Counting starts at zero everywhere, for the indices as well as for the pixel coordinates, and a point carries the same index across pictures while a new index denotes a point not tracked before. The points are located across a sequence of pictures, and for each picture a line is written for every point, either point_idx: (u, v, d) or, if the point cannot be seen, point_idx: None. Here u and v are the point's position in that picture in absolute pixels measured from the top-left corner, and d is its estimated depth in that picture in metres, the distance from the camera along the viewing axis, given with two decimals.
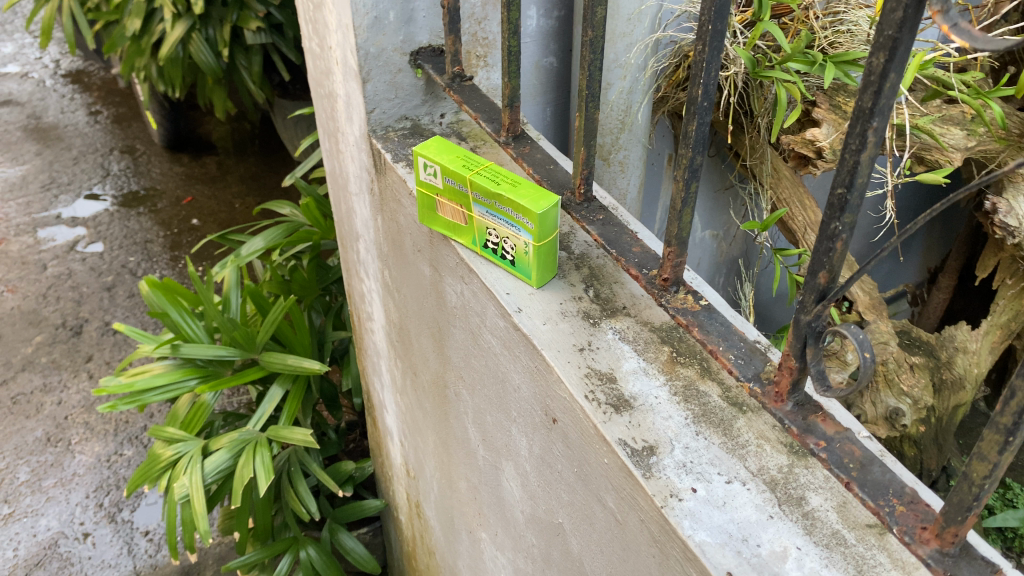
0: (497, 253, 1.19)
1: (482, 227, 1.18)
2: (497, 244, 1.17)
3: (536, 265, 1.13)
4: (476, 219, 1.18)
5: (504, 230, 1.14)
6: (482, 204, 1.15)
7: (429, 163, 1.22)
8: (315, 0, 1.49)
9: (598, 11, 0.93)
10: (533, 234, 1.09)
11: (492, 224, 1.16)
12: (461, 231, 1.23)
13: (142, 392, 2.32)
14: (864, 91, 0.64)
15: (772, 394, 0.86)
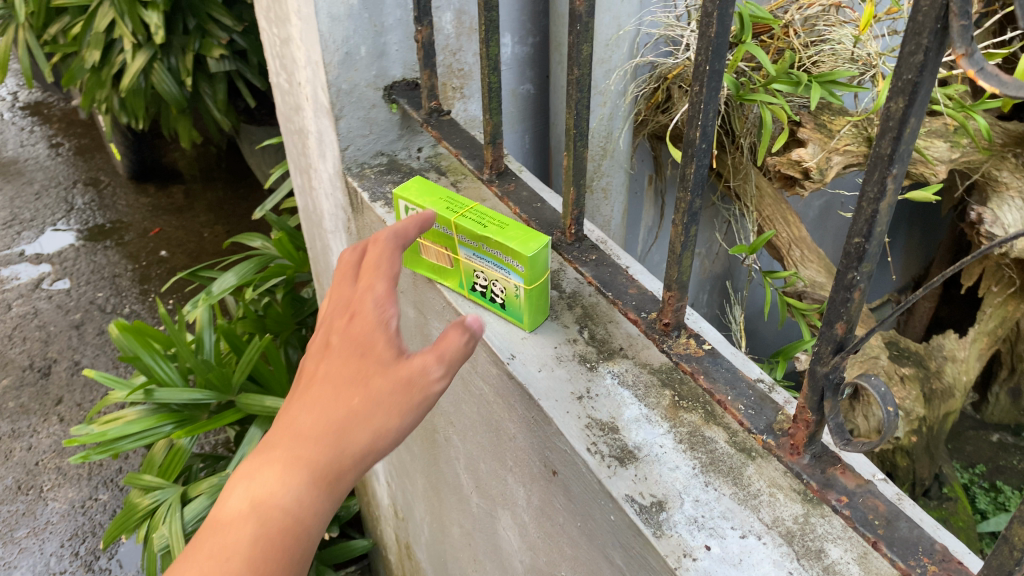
0: (486, 297, 1.14)
1: (470, 272, 1.14)
2: (486, 287, 1.13)
3: (527, 309, 1.09)
4: (462, 263, 1.14)
5: (493, 273, 1.10)
6: (469, 248, 1.11)
7: (410, 206, 1.17)
8: (282, 35, 1.44)
9: (583, 49, 0.89)
10: (523, 278, 1.05)
11: (479, 268, 1.11)
12: (447, 275, 1.18)
13: (116, 440, 2.24)
14: (881, 137, 0.60)
15: (787, 447, 0.81)
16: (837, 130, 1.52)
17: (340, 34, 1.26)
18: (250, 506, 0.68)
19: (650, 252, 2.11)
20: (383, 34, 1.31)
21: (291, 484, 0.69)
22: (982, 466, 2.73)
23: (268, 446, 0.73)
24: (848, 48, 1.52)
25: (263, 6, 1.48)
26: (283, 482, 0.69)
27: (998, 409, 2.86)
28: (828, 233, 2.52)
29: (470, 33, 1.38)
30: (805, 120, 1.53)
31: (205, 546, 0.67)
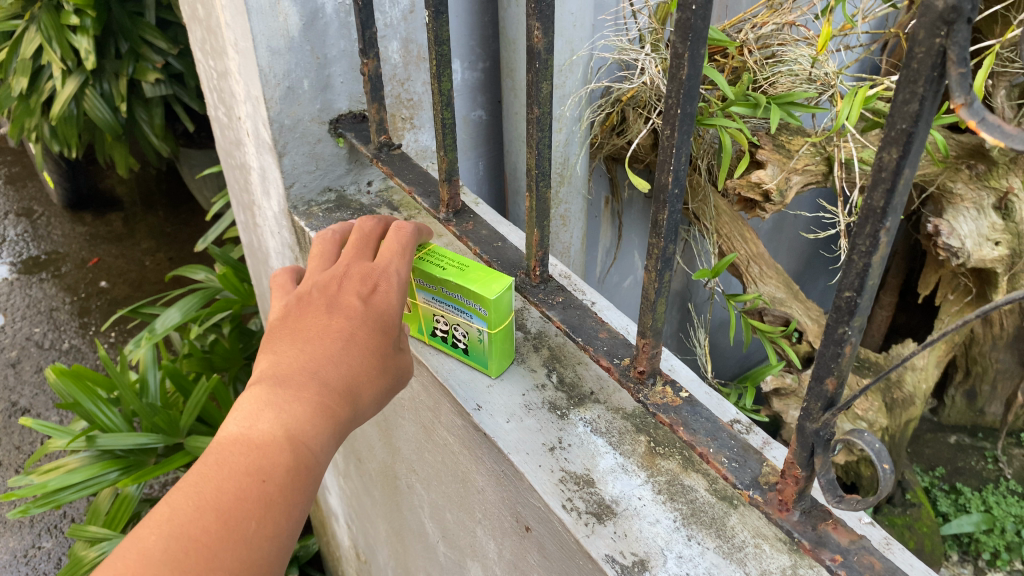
0: (447, 339, 1.09)
1: (429, 313, 1.09)
2: (448, 329, 1.08)
3: (493, 351, 1.04)
4: (421, 305, 1.09)
5: (454, 314, 1.05)
6: (426, 291, 1.05)
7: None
8: (219, 68, 1.37)
9: (543, 87, 0.84)
10: (486, 320, 1.00)
11: (439, 308, 1.06)
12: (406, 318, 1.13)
13: (57, 492, 2.12)
14: (872, 188, 0.56)
15: (776, 503, 0.77)
16: (796, 149, 1.55)
17: (281, 68, 1.19)
18: (287, 436, 0.73)
19: (609, 272, 2.08)
20: (326, 66, 1.25)
21: (319, 431, 0.76)
22: (942, 468, 2.74)
23: (288, 380, 0.78)
24: (805, 68, 1.51)
25: (198, 38, 1.41)
26: (320, 420, 0.76)
27: (954, 411, 2.89)
28: (782, 243, 2.51)
29: (418, 62, 1.33)
30: (764, 142, 1.56)
31: (241, 460, 0.70)
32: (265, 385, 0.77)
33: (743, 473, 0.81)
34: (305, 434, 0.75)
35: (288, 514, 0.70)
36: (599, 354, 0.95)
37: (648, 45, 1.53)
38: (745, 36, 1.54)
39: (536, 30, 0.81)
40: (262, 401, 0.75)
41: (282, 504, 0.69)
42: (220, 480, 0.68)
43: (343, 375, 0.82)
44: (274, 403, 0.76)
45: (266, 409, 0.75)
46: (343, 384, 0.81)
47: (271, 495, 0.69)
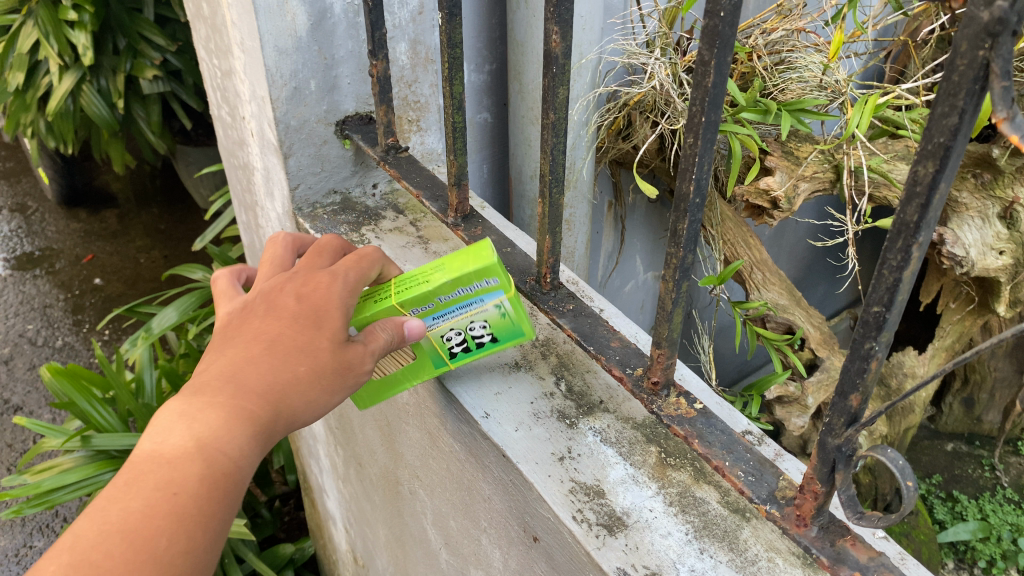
0: (473, 345, 0.97)
1: (440, 339, 0.96)
2: (463, 334, 0.96)
3: (518, 313, 0.93)
4: (428, 338, 0.95)
5: (465, 312, 0.93)
6: (426, 312, 0.92)
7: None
8: (224, 67, 1.35)
9: (559, 92, 0.83)
10: (498, 284, 0.89)
11: (446, 323, 0.94)
12: (421, 369, 0.98)
13: (51, 492, 2.10)
14: (906, 203, 0.55)
15: (793, 518, 0.76)
16: (804, 156, 1.55)
17: (287, 68, 1.17)
18: (198, 446, 0.71)
19: (612, 277, 2.07)
20: (333, 67, 1.23)
21: (236, 434, 0.73)
22: (939, 476, 2.73)
23: (206, 388, 0.76)
24: (816, 74, 1.51)
25: (203, 36, 1.39)
26: (235, 426, 0.74)
27: (952, 418, 2.88)
28: (784, 246, 2.50)
29: (427, 64, 1.32)
30: (773, 149, 1.56)
31: (149, 476, 0.68)
32: (179, 397, 0.75)
33: (759, 487, 0.80)
34: (215, 444, 0.72)
35: (198, 528, 0.67)
36: (611, 364, 0.94)
37: (657, 49, 1.52)
38: (755, 41, 1.56)
39: (554, 34, 0.80)
40: (176, 413, 0.73)
41: (188, 518, 0.67)
42: (126, 502, 0.66)
43: (269, 378, 0.78)
44: (187, 413, 0.73)
45: (178, 420, 0.72)
46: (267, 387, 0.78)
47: (178, 511, 0.67)
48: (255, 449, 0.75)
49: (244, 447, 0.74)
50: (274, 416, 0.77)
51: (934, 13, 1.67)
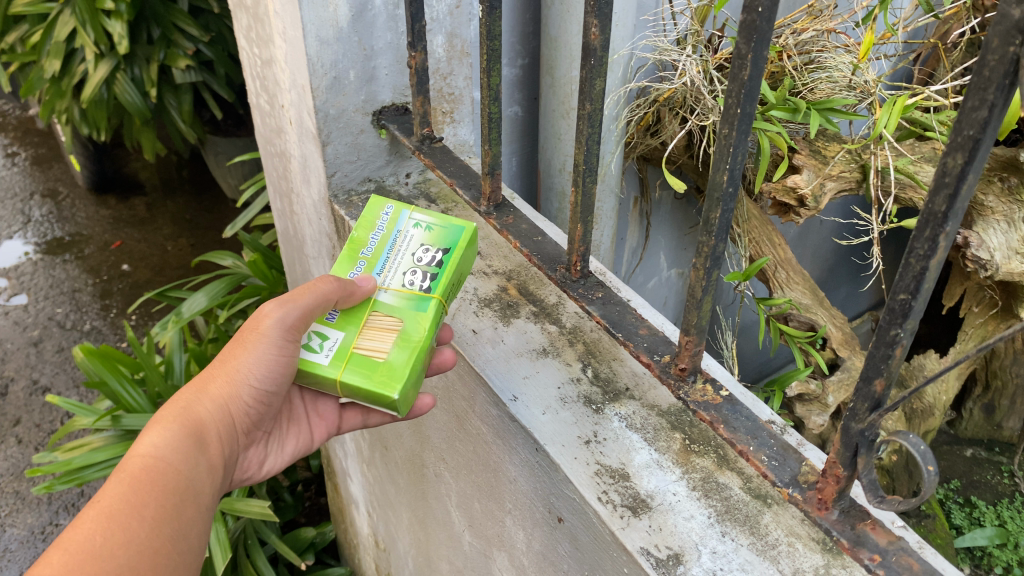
0: (437, 269, 0.97)
1: (404, 286, 0.96)
2: (420, 264, 0.98)
3: (436, 219, 1.01)
4: (392, 291, 0.96)
5: (397, 249, 1.00)
6: (368, 271, 0.98)
7: (310, 337, 0.94)
8: (265, 56, 1.39)
9: (596, 84, 0.86)
10: (393, 210, 1.04)
11: (395, 270, 0.98)
12: (410, 322, 0.93)
13: (80, 469, 2.14)
14: (934, 193, 0.57)
15: (815, 501, 0.79)
16: (832, 156, 1.57)
17: (328, 58, 1.21)
18: None
19: (636, 271, 2.09)
20: (372, 58, 1.26)
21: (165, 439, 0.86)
22: (958, 481, 2.72)
23: None
24: (845, 75, 1.52)
25: (244, 26, 1.43)
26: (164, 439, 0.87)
27: (972, 424, 2.88)
28: (807, 248, 2.51)
29: (462, 57, 1.35)
30: (801, 147, 1.59)
31: None
32: None
33: (782, 471, 0.83)
34: (137, 449, 0.81)
35: (129, 519, 0.73)
36: (639, 351, 0.97)
37: (688, 46, 1.55)
38: (785, 41, 1.58)
39: (593, 27, 0.83)
40: None
41: (116, 514, 0.73)
42: None
43: (193, 398, 0.90)
44: None
45: None
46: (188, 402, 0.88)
47: None
48: (180, 441, 0.84)
49: (169, 443, 0.82)
50: (199, 418, 0.88)
51: (964, 16, 1.68)
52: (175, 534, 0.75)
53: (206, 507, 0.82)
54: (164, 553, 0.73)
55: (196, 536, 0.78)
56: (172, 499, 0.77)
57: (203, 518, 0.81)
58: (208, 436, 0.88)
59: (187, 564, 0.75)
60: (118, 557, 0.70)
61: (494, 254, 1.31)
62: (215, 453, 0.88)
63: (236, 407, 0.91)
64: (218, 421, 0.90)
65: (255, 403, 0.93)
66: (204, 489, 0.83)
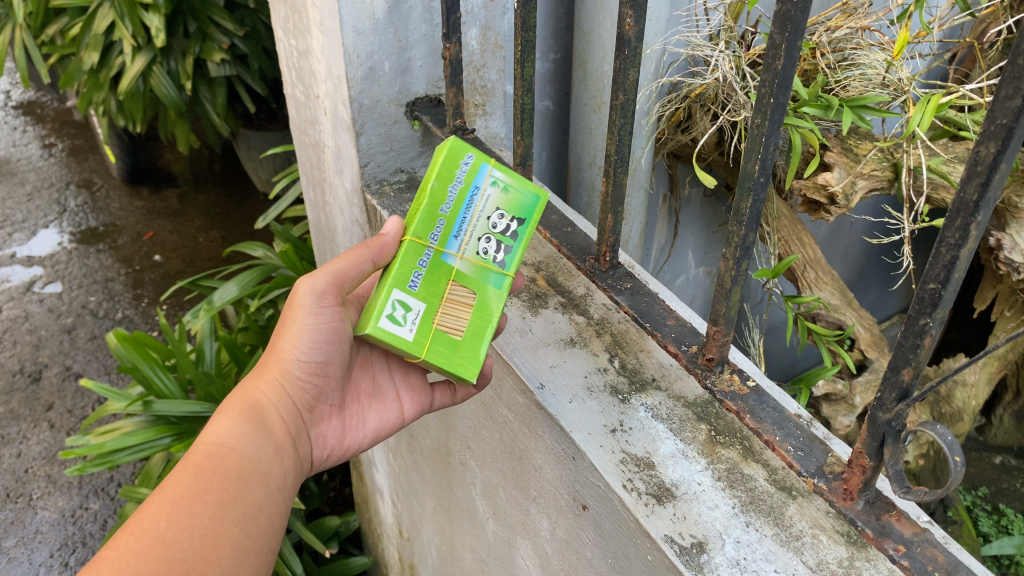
0: (510, 241, 0.95)
1: (480, 255, 0.94)
2: (496, 231, 0.95)
3: (514, 179, 0.95)
4: (468, 261, 0.94)
5: (476, 210, 0.94)
6: (446, 233, 0.93)
7: (393, 306, 0.89)
8: (301, 47, 1.41)
9: (630, 73, 0.90)
10: (474, 158, 0.94)
11: (471, 233, 0.94)
12: (487, 299, 0.94)
13: (113, 452, 2.20)
14: (967, 182, 0.58)
15: (840, 492, 0.86)
16: (863, 154, 1.58)
17: (364, 49, 1.22)
18: None
19: (664, 268, 2.10)
20: (407, 49, 1.28)
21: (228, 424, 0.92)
22: (986, 488, 2.66)
23: None
24: (879, 72, 1.52)
25: (282, 17, 1.45)
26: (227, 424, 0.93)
27: (1002, 431, 2.83)
28: (837, 249, 2.50)
29: (495, 50, 1.36)
30: (832, 145, 1.59)
31: None
32: None
33: (807, 461, 0.91)
34: (201, 440, 0.87)
35: (191, 506, 0.78)
36: (668, 341, 1.05)
37: (721, 42, 1.56)
38: (818, 38, 1.58)
39: (628, 18, 0.86)
40: None
41: (179, 501, 0.78)
42: None
43: (252, 384, 0.96)
44: None
45: None
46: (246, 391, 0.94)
47: None
48: (242, 425, 0.90)
49: (230, 429, 0.88)
50: (258, 402, 0.94)
51: (1001, 16, 1.66)
52: (239, 515, 0.81)
53: (271, 486, 0.87)
54: (227, 536, 0.79)
55: (262, 514, 0.83)
56: (234, 484, 0.83)
57: (268, 498, 0.86)
58: (269, 416, 0.93)
59: (252, 545, 0.81)
60: (182, 543, 0.75)
61: (523, 245, 1.33)
62: (279, 431, 0.94)
63: (292, 386, 0.97)
64: (277, 401, 0.95)
65: (311, 379, 0.99)
66: (269, 466, 0.89)
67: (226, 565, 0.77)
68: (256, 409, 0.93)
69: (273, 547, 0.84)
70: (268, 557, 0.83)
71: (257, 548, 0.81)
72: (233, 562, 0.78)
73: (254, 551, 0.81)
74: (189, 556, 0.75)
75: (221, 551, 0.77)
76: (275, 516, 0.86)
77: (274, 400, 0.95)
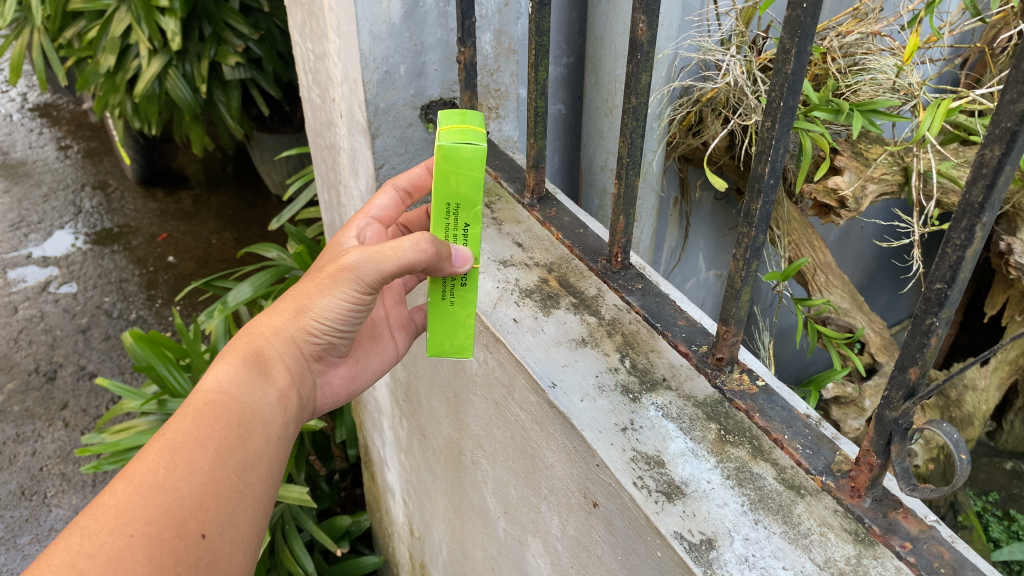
0: None
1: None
2: None
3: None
4: None
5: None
6: None
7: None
8: (317, 51, 1.43)
9: (642, 77, 0.92)
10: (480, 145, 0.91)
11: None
12: None
13: (128, 451, 2.22)
14: (972, 184, 0.60)
15: (848, 489, 0.88)
16: (874, 158, 1.59)
17: (380, 52, 1.24)
18: None
19: (674, 271, 2.11)
20: (422, 53, 1.30)
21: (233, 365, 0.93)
22: (997, 494, 2.65)
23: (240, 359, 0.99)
24: (889, 77, 1.53)
25: (299, 21, 1.47)
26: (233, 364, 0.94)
27: (1012, 437, 2.83)
28: (848, 253, 2.50)
29: (509, 54, 1.38)
30: (843, 149, 1.60)
31: None
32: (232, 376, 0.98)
33: (816, 459, 0.93)
34: (204, 384, 0.88)
35: (192, 453, 0.80)
36: (678, 340, 1.11)
37: (732, 47, 1.57)
38: (829, 43, 1.60)
39: (640, 23, 0.89)
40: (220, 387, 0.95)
41: (179, 448, 0.79)
42: None
43: (262, 330, 0.97)
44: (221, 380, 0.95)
45: None
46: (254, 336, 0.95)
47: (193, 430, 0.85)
48: (247, 373, 0.91)
49: (235, 376, 0.89)
50: (265, 351, 0.95)
51: (1012, 22, 1.67)
52: (238, 464, 0.82)
53: (271, 435, 0.89)
54: (226, 484, 0.80)
55: (261, 463, 0.85)
56: (235, 432, 0.85)
57: (268, 448, 0.88)
58: (275, 367, 0.95)
59: (250, 494, 0.83)
60: (181, 489, 0.76)
61: (535, 246, 1.33)
62: (284, 381, 0.95)
63: (301, 339, 0.98)
64: (284, 352, 0.97)
65: (323, 337, 1.00)
66: (271, 417, 0.90)
67: (224, 513, 0.79)
68: (263, 360, 0.94)
69: (269, 496, 0.85)
70: (264, 505, 0.84)
71: (254, 497, 0.83)
72: (230, 510, 0.79)
73: (252, 499, 0.83)
74: (187, 503, 0.76)
75: (220, 499, 0.79)
76: (273, 465, 0.87)
77: (282, 350, 0.97)
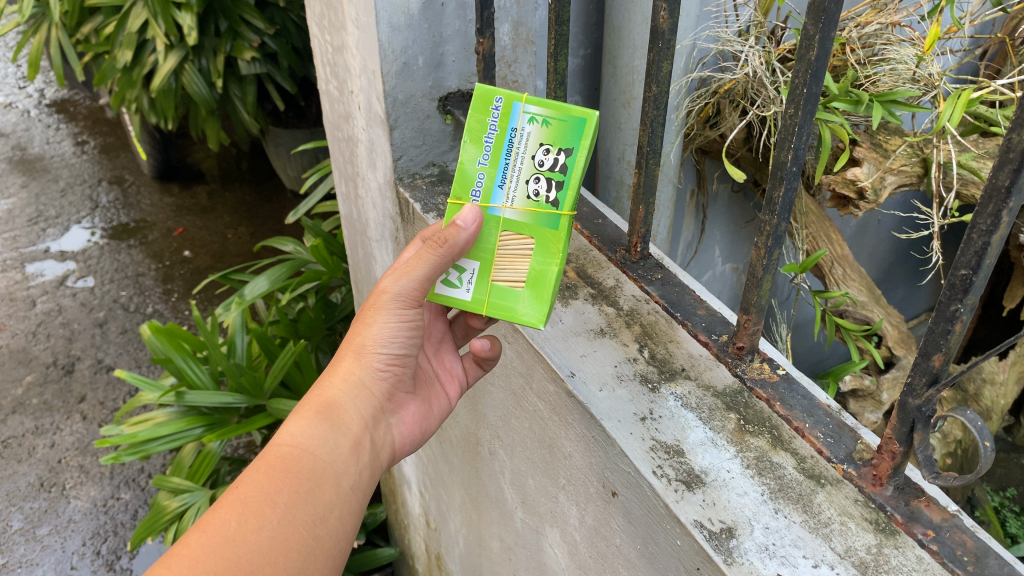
0: (561, 176, 0.93)
1: (533, 199, 0.95)
2: (550, 166, 0.94)
3: (552, 110, 0.93)
4: (523, 209, 0.95)
5: (516, 151, 0.95)
6: (502, 184, 0.96)
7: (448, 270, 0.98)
8: (336, 43, 1.44)
9: (663, 65, 0.97)
10: (504, 102, 0.94)
11: (517, 177, 0.95)
12: (543, 241, 0.95)
13: (146, 442, 2.22)
14: (999, 168, 0.60)
15: (870, 478, 0.88)
16: (893, 149, 1.60)
17: (399, 44, 1.25)
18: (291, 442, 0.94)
19: (690, 265, 2.10)
20: (441, 44, 1.30)
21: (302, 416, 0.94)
22: (1014, 490, 2.61)
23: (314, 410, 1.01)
24: (909, 68, 1.54)
25: (317, 13, 1.48)
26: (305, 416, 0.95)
27: None
28: (864, 246, 2.49)
29: (527, 45, 1.38)
30: (862, 140, 1.61)
31: None
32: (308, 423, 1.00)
33: (837, 448, 0.93)
34: (278, 439, 0.90)
35: (262, 507, 0.82)
36: (699, 329, 1.12)
37: (751, 38, 1.59)
38: (849, 34, 1.59)
39: (662, 11, 0.93)
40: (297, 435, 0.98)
41: (249, 502, 0.82)
42: None
43: (326, 382, 0.98)
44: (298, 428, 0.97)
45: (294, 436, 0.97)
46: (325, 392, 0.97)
47: None
48: (318, 427, 0.92)
49: (307, 431, 0.91)
50: (334, 399, 0.96)
51: None
52: (307, 517, 0.84)
53: (343, 486, 0.90)
54: (295, 538, 0.82)
55: (332, 515, 0.87)
56: (305, 485, 0.86)
57: (339, 499, 0.89)
58: (345, 413, 0.96)
59: (319, 547, 0.84)
60: (248, 544, 0.79)
61: None
62: (356, 427, 0.96)
63: (365, 381, 1.00)
64: (353, 398, 0.98)
65: (386, 370, 1.02)
66: (345, 467, 0.92)
67: (291, 568, 0.81)
68: (333, 411, 0.95)
69: (341, 549, 0.86)
70: (334, 560, 0.86)
71: (325, 551, 0.85)
72: (299, 564, 0.82)
73: (322, 552, 0.84)
74: (255, 558, 0.79)
75: (287, 553, 0.81)
76: (345, 518, 0.88)
77: (349, 396, 0.97)
